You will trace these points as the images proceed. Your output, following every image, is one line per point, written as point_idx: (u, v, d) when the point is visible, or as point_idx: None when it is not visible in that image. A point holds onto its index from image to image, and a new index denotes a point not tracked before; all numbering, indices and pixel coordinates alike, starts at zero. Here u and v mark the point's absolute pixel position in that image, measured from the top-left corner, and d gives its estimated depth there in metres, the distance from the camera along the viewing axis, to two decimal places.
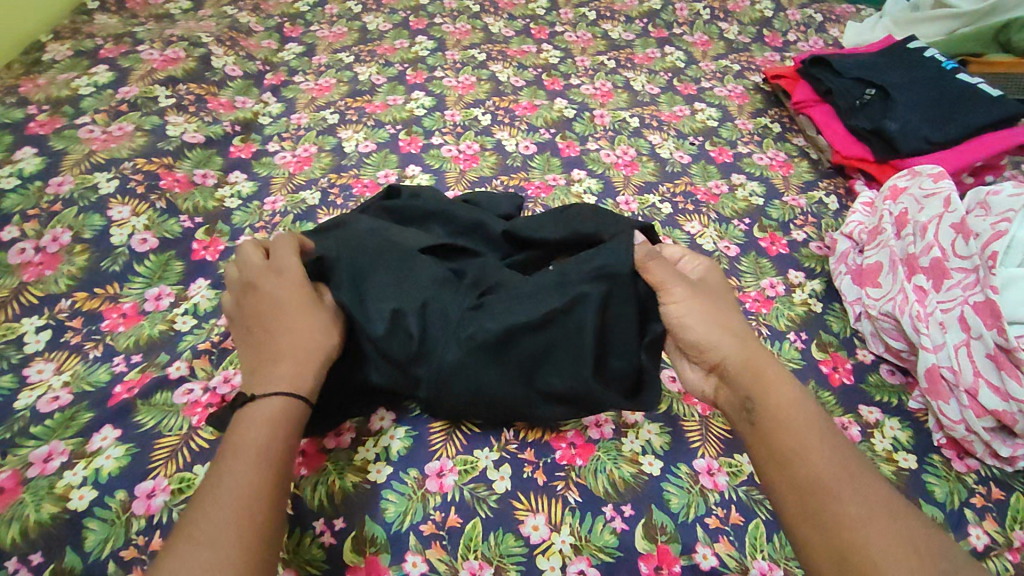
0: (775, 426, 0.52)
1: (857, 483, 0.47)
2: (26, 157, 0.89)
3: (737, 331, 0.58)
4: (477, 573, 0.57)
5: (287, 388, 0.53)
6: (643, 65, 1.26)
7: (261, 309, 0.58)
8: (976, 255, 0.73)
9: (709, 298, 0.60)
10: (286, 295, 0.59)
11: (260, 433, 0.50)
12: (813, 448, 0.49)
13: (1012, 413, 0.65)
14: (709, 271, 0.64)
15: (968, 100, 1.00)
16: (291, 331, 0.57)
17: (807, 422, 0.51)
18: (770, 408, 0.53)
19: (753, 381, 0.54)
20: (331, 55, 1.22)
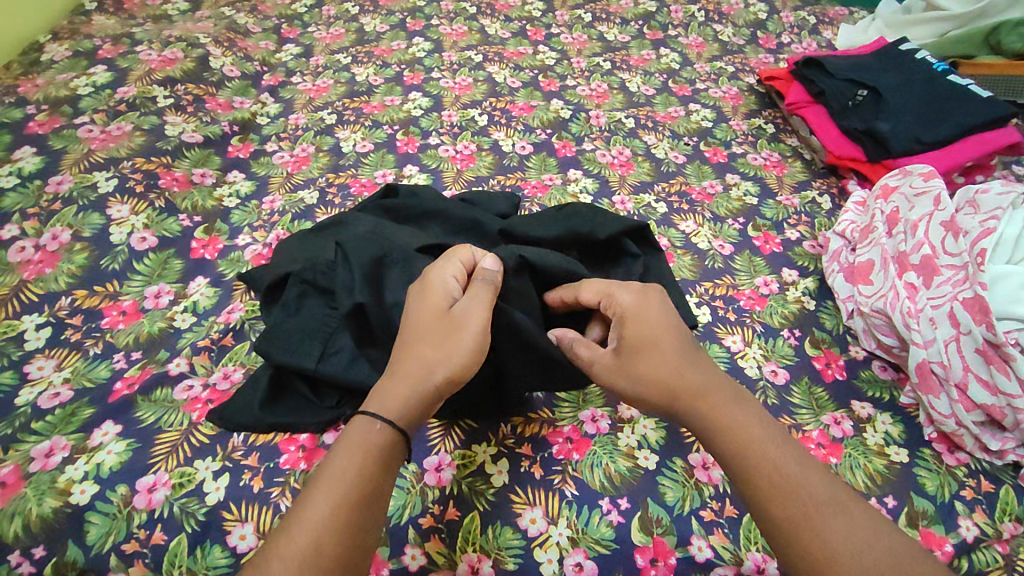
0: (743, 479, 0.50)
1: (833, 513, 0.46)
2: (26, 156, 0.90)
3: (671, 377, 0.54)
4: (476, 566, 0.58)
5: (388, 408, 0.51)
6: (639, 67, 1.27)
7: (409, 319, 0.58)
8: (966, 252, 0.74)
9: (637, 355, 0.56)
10: (433, 306, 0.58)
11: (349, 458, 0.48)
12: (783, 499, 0.47)
13: (1000, 407, 0.67)
14: (635, 291, 0.59)
15: (958, 100, 1.01)
16: (422, 341, 0.55)
17: (775, 468, 0.49)
18: (737, 458, 0.50)
19: (707, 401, 0.53)
20: (329, 56, 1.23)
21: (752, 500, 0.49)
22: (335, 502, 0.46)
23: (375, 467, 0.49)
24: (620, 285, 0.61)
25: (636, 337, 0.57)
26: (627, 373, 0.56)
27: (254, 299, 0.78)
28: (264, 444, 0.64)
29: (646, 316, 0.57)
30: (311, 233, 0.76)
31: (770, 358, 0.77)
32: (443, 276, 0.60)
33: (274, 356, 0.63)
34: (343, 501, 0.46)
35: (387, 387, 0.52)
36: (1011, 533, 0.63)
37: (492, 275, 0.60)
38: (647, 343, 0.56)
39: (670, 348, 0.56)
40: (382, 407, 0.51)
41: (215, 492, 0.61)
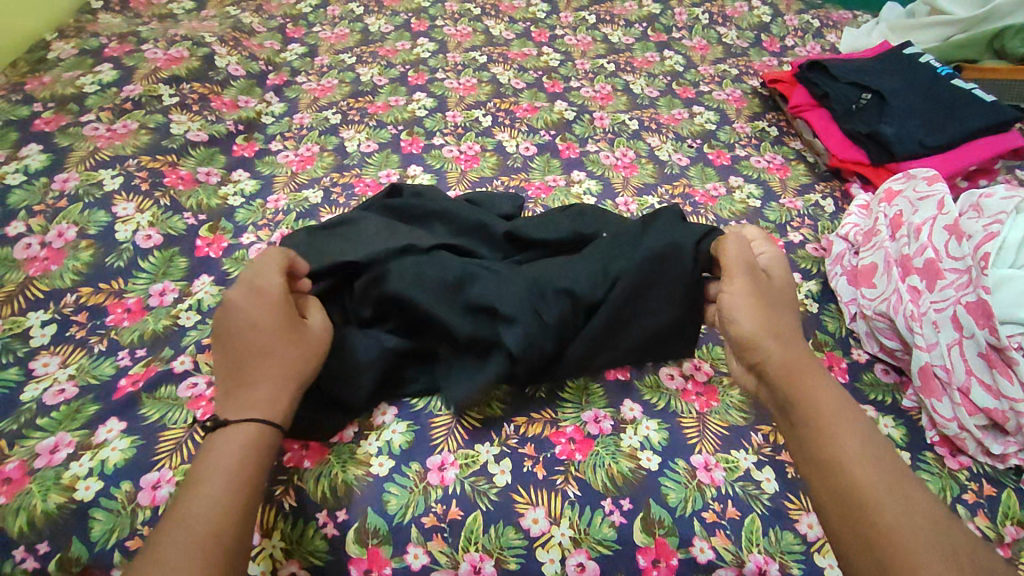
0: (818, 439, 0.53)
1: (902, 491, 0.49)
2: (32, 153, 0.90)
3: (788, 334, 0.60)
4: (479, 565, 0.59)
5: (255, 414, 0.54)
6: (643, 69, 1.27)
7: (238, 324, 0.58)
8: (969, 256, 0.74)
9: (767, 292, 0.63)
10: (262, 307, 0.58)
11: (219, 462, 0.51)
12: (872, 473, 0.50)
13: (1002, 411, 0.67)
14: (779, 266, 0.66)
15: (962, 105, 1.02)
16: (260, 345, 0.57)
17: (863, 441, 0.52)
18: (824, 422, 0.54)
19: (817, 390, 0.57)
20: (334, 56, 1.24)
21: (821, 459, 0.52)
22: (216, 497, 0.49)
23: (250, 459, 0.52)
24: (775, 257, 0.66)
25: (772, 286, 0.64)
26: (754, 303, 0.62)
27: None
28: None
29: (781, 270, 0.66)
30: (314, 231, 0.76)
31: None
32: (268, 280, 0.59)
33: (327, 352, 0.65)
34: (227, 492, 0.49)
35: (240, 398, 0.55)
36: (1013, 537, 0.63)
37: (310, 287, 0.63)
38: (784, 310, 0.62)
39: (789, 312, 0.63)
40: (246, 414, 0.54)
41: None
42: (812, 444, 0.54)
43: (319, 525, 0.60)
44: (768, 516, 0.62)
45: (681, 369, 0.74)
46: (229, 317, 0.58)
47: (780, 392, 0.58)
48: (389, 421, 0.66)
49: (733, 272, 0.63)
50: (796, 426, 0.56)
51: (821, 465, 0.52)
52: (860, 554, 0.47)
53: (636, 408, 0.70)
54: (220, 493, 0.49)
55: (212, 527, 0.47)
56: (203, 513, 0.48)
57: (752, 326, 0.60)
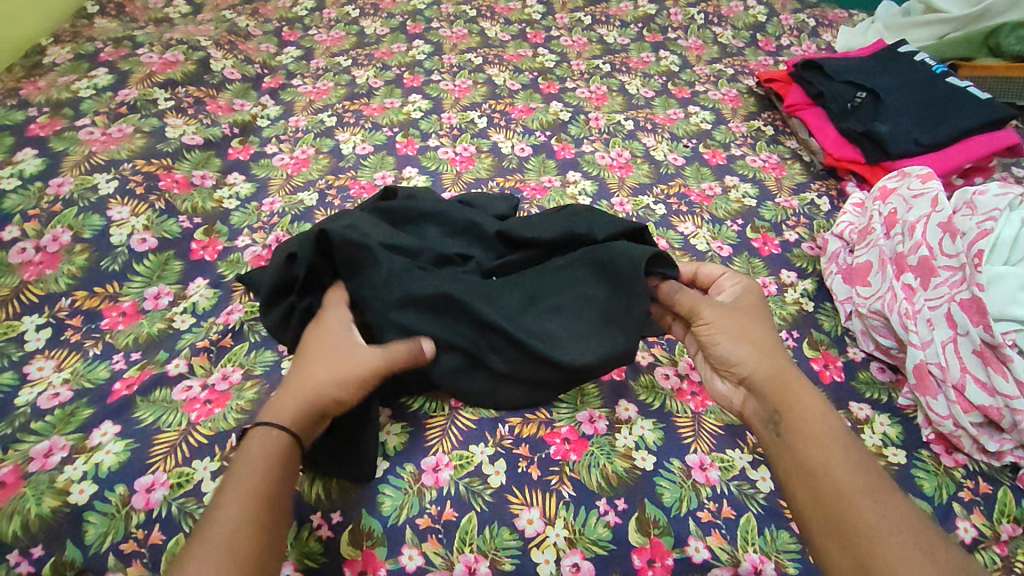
0: (798, 444, 0.54)
1: (881, 494, 0.49)
2: (27, 158, 0.90)
3: (767, 347, 0.61)
4: (473, 566, 0.58)
5: (283, 419, 0.53)
6: (638, 69, 1.27)
7: (318, 339, 0.61)
8: (962, 253, 0.74)
9: (741, 312, 0.64)
10: (326, 329, 0.62)
11: (253, 466, 0.50)
12: (841, 470, 0.50)
13: (997, 408, 0.67)
14: (746, 291, 0.67)
15: (956, 103, 1.02)
16: (307, 356, 0.59)
17: (837, 449, 0.52)
18: (806, 427, 0.54)
19: (780, 395, 0.57)
20: (329, 59, 1.24)
21: (802, 464, 0.52)
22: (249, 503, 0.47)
23: (276, 465, 0.51)
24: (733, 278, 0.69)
25: (748, 306, 0.65)
26: (736, 328, 0.62)
27: (254, 300, 0.78)
28: None
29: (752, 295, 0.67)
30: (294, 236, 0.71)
31: None
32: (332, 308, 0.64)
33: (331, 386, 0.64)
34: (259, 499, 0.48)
35: (281, 402, 0.55)
36: (1009, 535, 0.63)
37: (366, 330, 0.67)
38: (752, 328, 0.62)
39: (765, 325, 0.63)
40: (275, 419, 0.53)
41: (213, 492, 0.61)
42: (791, 451, 0.54)
43: (313, 527, 0.59)
44: (763, 515, 0.62)
45: (676, 368, 0.74)
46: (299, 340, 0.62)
47: (762, 404, 0.58)
48: (383, 422, 0.67)
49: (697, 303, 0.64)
50: (780, 435, 0.55)
51: (801, 471, 0.52)
52: (840, 557, 0.47)
53: (631, 408, 0.70)
54: (259, 501, 0.48)
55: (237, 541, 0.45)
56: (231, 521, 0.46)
57: (734, 345, 0.61)
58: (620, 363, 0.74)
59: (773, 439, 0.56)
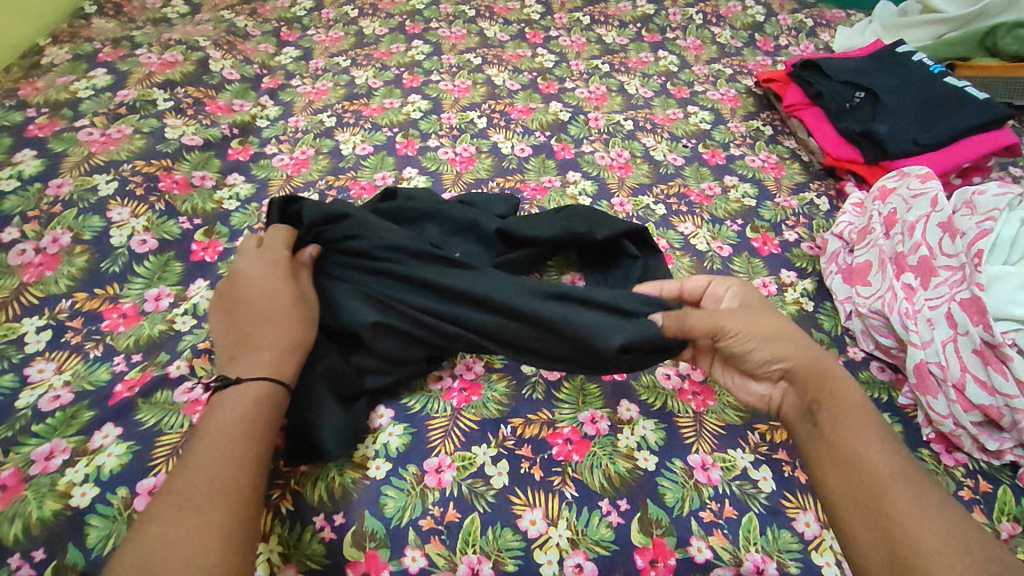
0: (839, 435, 0.55)
1: (916, 485, 0.51)
2: (26, 159, 0.90)
3: (793, 339, 0.60)
4: (477, 567, 0.58)
5: (267, 370, 0.58)
6: (637, 69, 1.27)
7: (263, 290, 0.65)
8: (962, 253, 0.74)
9: (754, 313, 0.62)
10: (286, 279, 0.66)
11: (236, 412, 0.55)
12: (877, 461, 0.52)
13: (997, 407, 0.67)
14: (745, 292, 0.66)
15: (954, 103, 1.02)
16: (275, 303, 0.63)
17: (875, 440, 0.54)
18: (849, 419, 0.55)
19: (821, 387, 0.58)
20: (328, 59, 1.24)
21: (844, 455, 0.53)
22: (222, 461, 0.51)
23: (254, 423, 0.54)
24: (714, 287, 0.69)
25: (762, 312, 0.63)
26: (764, 337, 0.59)
27: None
28: None
29: (750, 298, 0.66)
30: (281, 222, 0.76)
31: None
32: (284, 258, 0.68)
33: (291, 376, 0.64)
34: (231, 456, 0.51)
35: (263, 355, 0.59)
36: (1010, 533, 0.63)
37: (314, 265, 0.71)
38: (782, 323, 0.62)
39: (783, 323, 0.62)
40: (257, 373, 0.58)
41: None
42: (833, 443, 0.55)
43: (316, 528, 0.59)
44: (765, 515, 0.62)
45: (677, 369, 0.74)
46: (252, 284, 0.66)
47: (801, 395, 0.59)
48: (386, 424, 0.67)
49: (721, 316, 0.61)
50: (823, 426, 0.56)
51: (843, 464, 0.53)
52: (878, 551, 0.49)
53: (633, 408, 0.70)
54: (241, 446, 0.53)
55: (214, 493, 0.49)
56: (203, 471, 0.50)
57: (761, 349, 0.59)
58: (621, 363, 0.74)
59: (812, 432, 0.57)
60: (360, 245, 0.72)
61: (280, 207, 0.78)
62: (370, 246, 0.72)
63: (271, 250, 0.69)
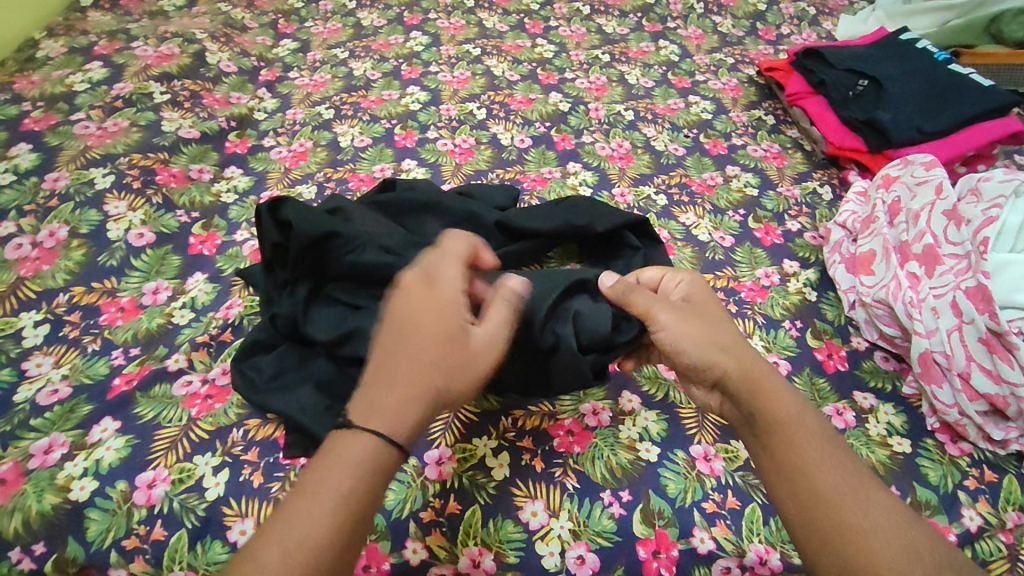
0: (781, 443, 0.52)
1: (864, 494, 0.48)
2: (22, 153, 0.89)
3: (729, 343, 0.57)
4: (478, 559, 0.57)
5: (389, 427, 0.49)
6: (638, 59, 1.26)
7: (414, 312, 0.54)
8: (968, 241, 0.73)
9: (690, 316, 0.58)
10: (445, 302, 0.54)
11: (354, 466, 0.47)
12: (822, 467, 0.50)
13: (1003, 396, 0.66)
14: (693, 288, 0.63)
15: (959, 90, 1.01)
16: (427, 343, 0.52)
17: (821, 448, 0.51)
18: (792, 433, 0.52)
19: (755, 397, 0.54)
20: (326, 51, 1.22)
21: (789, 464, 0.50)
22: (295, 559, 0.43)
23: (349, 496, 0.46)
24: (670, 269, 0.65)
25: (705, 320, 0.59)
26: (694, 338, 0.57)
27: (253, 294, 0.78)
28: (264, 439, 0.64)
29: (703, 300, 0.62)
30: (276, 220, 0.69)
31: (772, 350, 0.76)
32: (448, 273, 0.56)
33: (274, 403, 0.64)
34: (314, 547, 0.44)
35: (393, 405, 0.49)
36: (1015, 522, 0.63)
37: (513, 297, 0.59)
38: (715, 329, 0.58)
39: (723, 328, 0.58)
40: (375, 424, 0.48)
41: (215, 488, 0.60)
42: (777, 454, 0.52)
43: None
44: (768, 506, 0.62)
45: None
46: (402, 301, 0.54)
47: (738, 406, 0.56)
48: None
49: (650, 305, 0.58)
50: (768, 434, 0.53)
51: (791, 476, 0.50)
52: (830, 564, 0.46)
53: (635, 399, 0.69)
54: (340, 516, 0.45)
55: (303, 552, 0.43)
56: (291, 562, 0.43)
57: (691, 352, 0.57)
58: None
59: (753, 443, 0.54)
60: (367, 258, 0.66)
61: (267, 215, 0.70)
62: (381, 262, 0.66)
63: (436, 262, 0.57)
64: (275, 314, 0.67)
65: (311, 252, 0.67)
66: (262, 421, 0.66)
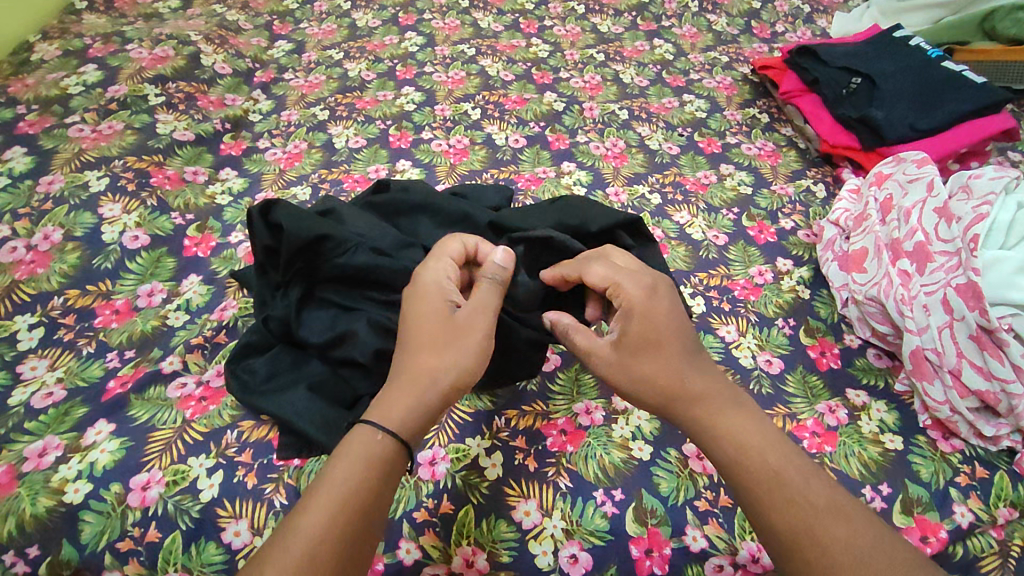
0: (734, 483, 0.52)
1: (815, 526, 0.48)
2: (17, 156, 0.90)
3: (664, 377, 0.56)
4: (471, 559, 0.58)
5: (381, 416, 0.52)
6: (633, 58, 1.26)
7: (404, 319, 0.58)
8: (958, 238, 0.73)
9: (629, 344, 0.57)
10: (432, 297, 0.58)
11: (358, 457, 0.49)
12: (768, 507, 0.50)
13: (994, 393, 0.67)
14: (639, 290, 0.58)
15: (952, 87, 1.01)
16: (419, 344, 0.56)
17: (771, 482, 0.51)
18: (739, 471, 0.52)
19: (701, 434, 0.55)
20: (321, 52, 1.23)
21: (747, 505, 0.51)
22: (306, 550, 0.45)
23: (364, 491, 0.48)
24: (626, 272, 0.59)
25: (636, 339, 0.57)
26: (626, 371, 0.57)
27: (247, 296, 0.78)
28: (258, 440, 0.64)
29: (644, 303, 0.58)
30: (268, 222, 0.69)
31: (765, 348, 0.76)
32: (433, 266, 0.60)
33: (266, 406, 0.64)
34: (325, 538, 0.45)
35: (390, 397, 0.53)
36: (1005, 519, 0.63)
37: (499, 272, 0.61)
38: (650, 353, 0.57)
39: (662, 350, 0.57)
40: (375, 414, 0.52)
41: (209, 489, 0.61)
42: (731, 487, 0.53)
43: None
44: None
45: None
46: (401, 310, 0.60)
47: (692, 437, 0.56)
48: None
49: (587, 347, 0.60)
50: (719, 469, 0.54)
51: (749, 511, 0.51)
52: None
53: None
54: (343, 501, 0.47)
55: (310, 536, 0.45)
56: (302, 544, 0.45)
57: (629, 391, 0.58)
58: None
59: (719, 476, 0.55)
60: (361, 261, 0.66)
61: (261, 218, 0.69)
62: (376, 264, 0.66)
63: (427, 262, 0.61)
64: (269, 316, 0.67)
65: (303, 256, 0.67)
66: (255, 422, 0.66)
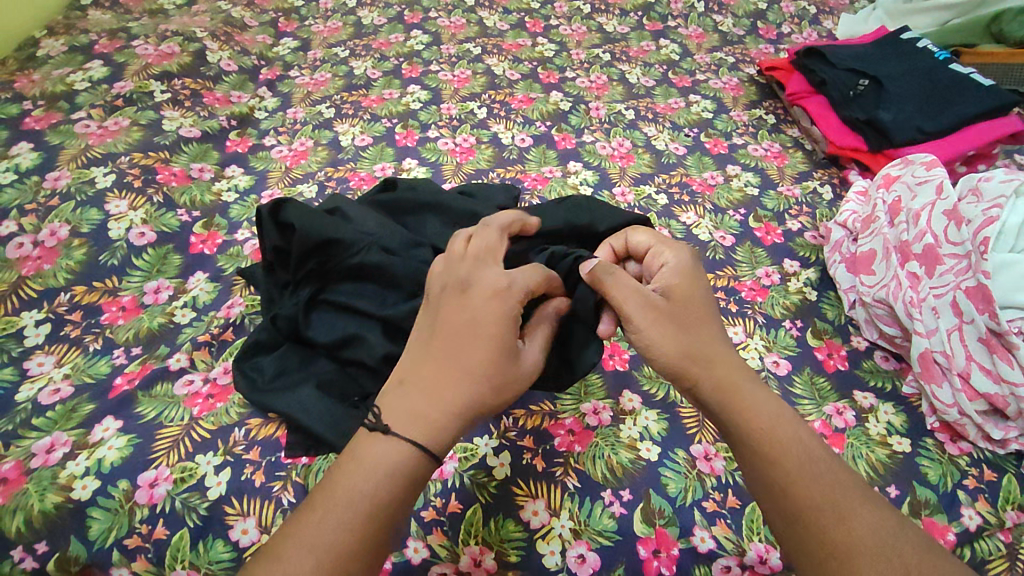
0: (769, 454, 0.49)
1: (844, 502, 0.46)
2: (23, 152, 0.90)
3: (705, 343, 0.54)
4: (479, 558, 0.58)
5: (421, 434, 0.48)
6: (639, 58, 1.26)
7: (451, 326, 0.52)
8: (968, 241, 0.73)
9: (677, 309, 0.56)
10: (501, 318, 0.52)
11: (382, 472, 0.46)
12: (804, 479, 0.48)
13: (1003, 396, 0.67)
14: (679, 269, 0.59)
15: (960, 89, 1.01)
16: (473, 371, 0.50)
17: (804, 452, 0.49)
18: (775, 445, 0.49)
19: (734, 404, 0.52)
20: (327, 50, 1.22)
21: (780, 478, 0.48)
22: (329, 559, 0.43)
23: (389, 509, 0.46)
24: (669, 245, 0.61)
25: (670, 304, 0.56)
26: (666, 332, 0.54)
27: (254, 294, 0.78)
28: (265, 438, 0.64)
29: (688, 274, 0.59)
30: (277, 222, 0.69)
31: (772, 349, 0.76)
32: (495, 281, 0.53)
33: (274, 404, 0.64)
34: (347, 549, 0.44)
35: (430, 416, 0.49)
36: (1014, 522, 0.63)
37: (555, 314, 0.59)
38: (692, 319, 0.56)
39: (706, 321, 0.56)
40: (416, 431, 0.48)
41: (217, 487, 0.61)
42: (760, 462, 0.49)
43: None
44: None
45: None
46: (454, 307, 0.52)
47: (719, 409, 0.52)
48: None
49: (626, 299, 0.55)
50: (742, 436, 0.51)
51: (771, 488, 0.48)
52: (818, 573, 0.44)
53: (636, 399, 0.69)
54: (367, 517, 0.45)
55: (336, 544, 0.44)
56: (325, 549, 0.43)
57: (655, 351, 0.54)
58: (623, 354, 0.73)
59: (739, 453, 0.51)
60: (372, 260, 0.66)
61: (270, 217, 0.69)
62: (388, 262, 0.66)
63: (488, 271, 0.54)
64: (277, 314, 0.67)
65: (315, 255, 0.67)
66: (263, 420, 0.66)
